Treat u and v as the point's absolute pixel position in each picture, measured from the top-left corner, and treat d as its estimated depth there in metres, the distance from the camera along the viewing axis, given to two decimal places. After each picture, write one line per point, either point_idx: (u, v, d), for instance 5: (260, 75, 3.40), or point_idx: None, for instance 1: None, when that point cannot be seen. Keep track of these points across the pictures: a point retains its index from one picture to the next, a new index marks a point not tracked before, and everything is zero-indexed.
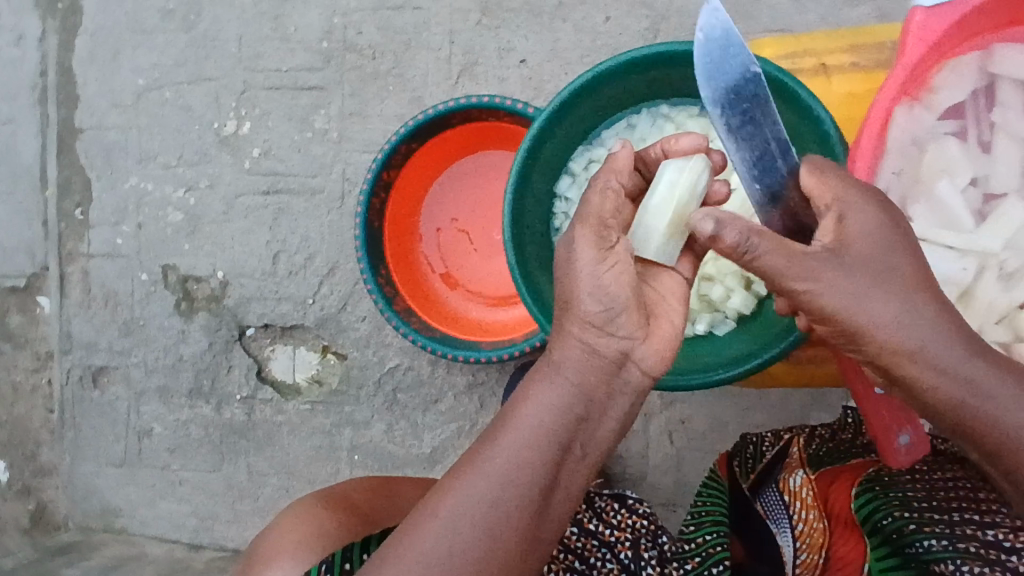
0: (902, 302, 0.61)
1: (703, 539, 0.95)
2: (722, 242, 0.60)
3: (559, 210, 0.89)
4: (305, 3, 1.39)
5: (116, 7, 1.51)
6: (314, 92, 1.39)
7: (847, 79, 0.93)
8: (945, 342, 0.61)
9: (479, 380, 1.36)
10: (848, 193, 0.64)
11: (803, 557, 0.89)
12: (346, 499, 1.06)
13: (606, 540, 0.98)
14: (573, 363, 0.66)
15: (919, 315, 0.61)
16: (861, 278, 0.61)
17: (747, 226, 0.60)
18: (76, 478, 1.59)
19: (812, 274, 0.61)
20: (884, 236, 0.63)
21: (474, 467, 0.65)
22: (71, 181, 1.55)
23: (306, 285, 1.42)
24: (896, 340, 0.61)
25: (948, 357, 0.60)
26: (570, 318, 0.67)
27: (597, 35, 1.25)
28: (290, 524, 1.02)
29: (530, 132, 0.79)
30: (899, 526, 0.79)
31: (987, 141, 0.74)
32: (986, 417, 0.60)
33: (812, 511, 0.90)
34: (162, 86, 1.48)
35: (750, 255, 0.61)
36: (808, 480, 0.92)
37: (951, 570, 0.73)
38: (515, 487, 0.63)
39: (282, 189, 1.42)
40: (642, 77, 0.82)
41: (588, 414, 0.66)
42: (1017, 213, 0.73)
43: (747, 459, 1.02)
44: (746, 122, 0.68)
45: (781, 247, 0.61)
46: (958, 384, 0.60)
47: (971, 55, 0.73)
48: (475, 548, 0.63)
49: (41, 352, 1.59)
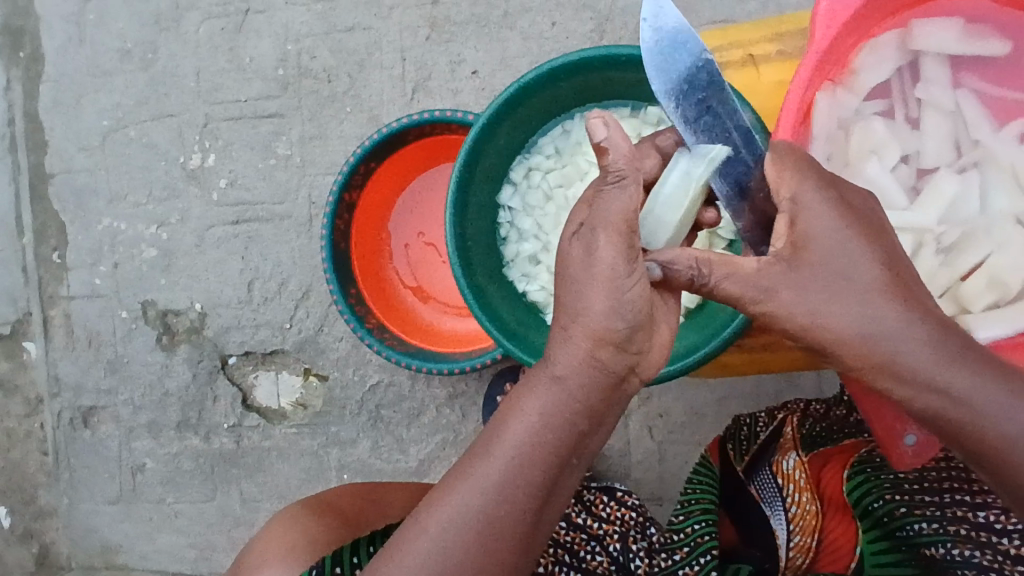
0: (865, 312, 0.61)
1: (692, 529, 0.97)
2: (676, 281, 0.65)
3: (504, 220, 0.93)
4: (258, 33, 1.41)
5: (75, 52, 1.53)
6: (274, 120, 1.41)
7: (775, 68, 0.95)
8: (919, 350, 0.60)
9: (458, 391, 1.37)
10: (804, 190, 0.63)
11: (796, 540, 0.94)
12: (331, 504, 1.09)
13: (594, 533, 1.01)
14: (581, 380, 0.66)
15: (885, 322, 0.61)
16: (816, 291, 0.62)
17: (694, 258, 0.63)
18: (75, 518, 1.60)
19: (772, 293, 0.62)
20: (842, 238, 0.62)
21: (474, 481, 0.67)
22: (47, 227, 1.57)
23: (282, 310, 1.43)
24: (864, 352, 0.62)
25: (926, 367, 0.60)
26: (581, 329, 0.66)
27: (544, 41, 1.26)
28: (274, 531, 1.05)
29: (465, 146, 0.80)
30: (891, 509, 0.84)
31: (915, 118, 0.75)
32: (972, 423, 0.60)
33: (805, 493, 0.93)
34: (127, 126, 1.50)
35: (705, 283, 0.63)
36: (801, 463, 0.94)
37: (941, 553, 0.79)
38: (514, 499, 0.66)
39: (251, 218, 1.43)
40: (569, 83, 0.83)
41: (587, 424, 0.68)
42: (949, 186, 0.73)
43: (741, 442, 1.01)
44: (704, 112, 0.70)
45: (734, 269, 0.63)
46: (935, 394, 0.61)
47: (892, 34, 0.74)
48: (472, 545, 0.66)
49: (31, 397, 1.60)
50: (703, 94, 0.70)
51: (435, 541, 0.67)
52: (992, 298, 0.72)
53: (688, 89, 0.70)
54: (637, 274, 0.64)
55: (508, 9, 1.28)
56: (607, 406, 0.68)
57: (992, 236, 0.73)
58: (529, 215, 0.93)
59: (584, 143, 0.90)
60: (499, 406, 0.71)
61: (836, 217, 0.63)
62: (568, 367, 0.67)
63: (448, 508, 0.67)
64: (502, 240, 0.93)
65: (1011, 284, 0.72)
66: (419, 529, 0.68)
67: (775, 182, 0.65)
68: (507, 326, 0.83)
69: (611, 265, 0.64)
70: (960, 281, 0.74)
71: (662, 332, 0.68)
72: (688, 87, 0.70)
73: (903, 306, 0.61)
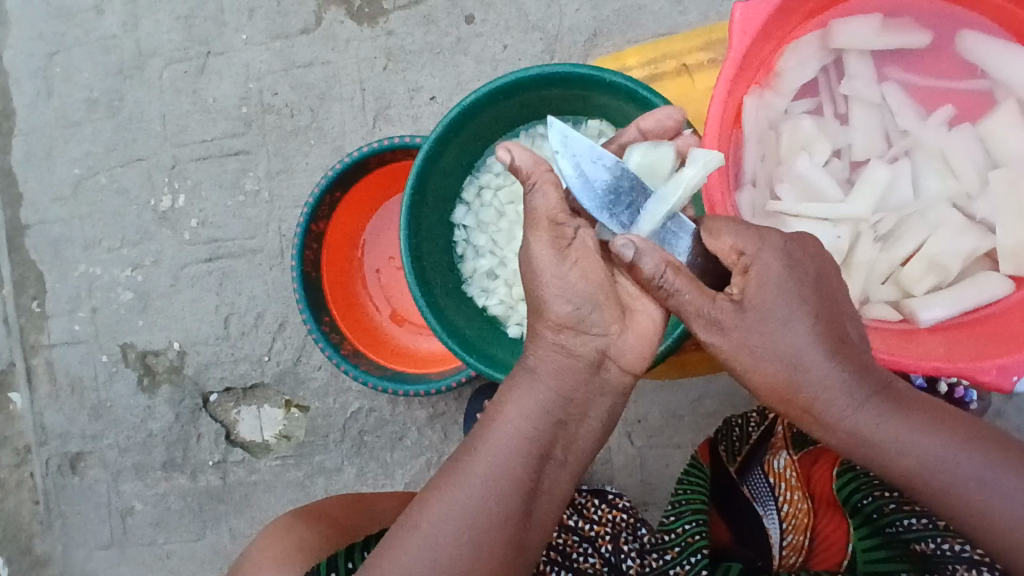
0: (795, 361, 0.67)
1: (682, 528, 0.98)
2: (639, 272, 0.67)
3: (459, 238, 0.95)
4: (219, 74, 1.44)
5: (44, 106, 1.56)
6: (240, 157, 1.43)
7: (707, 76, 1.03)
8: (838, 396, 0.67)
9: (439, 411, 1.38)
10: (756, 248, 0.67)
11: (790, 539, 0.96)
12: (321, 512, 1.09)
13: (586, 535, 1.02)
14: (551, 366, 0.70)
15: (814, 370, 0.66)
16: (757, 335, 0.67)
17: (663, 260, 0.67)
18: (69, 567, 1.58)
19: (719, 326, 0.68)
20: (781, 292, 0.66)
21: (456, 496, 0.69)
22: (25, 278, 1.58)
23: (260, 343, 1.44)
24: (793, 390, 0.68)
25: (838, 411, 0.67)
26: (543, 323, 0.71)
27: (497, 63, 1.30)
28: (268, 539, 1.04)
29: (412, 171, 0.83)
30: (880, 505, 0.85)
31: (843, 114, 0.79)
32: (884, 456, 0.67)
33: (796, 491, 0.98)
34: (97, 173, 1.53)
35: (665, 290, 0.67)
36: (791, 461, 1.00)
37: (931, 548, 0.78)
38: (497, 496, 0.68)
39: (224, 255, 1.45)
40: (508, 102, 0.86)
41: (567, 418, 0.70)
42: (881, 176, 0.76)
43: (733, 442, 1.07)
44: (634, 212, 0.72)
45: (694, 288, 0.67)
46: (843, 434, 0.68)
47: (811, 37, 0.78)
48: (461, 558, 0.67)
49: (18, 448, 1.60)
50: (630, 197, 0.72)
51: (425, 539, 0.68)
52: (932, 280, 0.75)
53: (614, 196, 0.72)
54: (573, 257, 0.70)
55: (460, 35, 1.31)
56: (586, 395, 0.71)
57: (927, 219, 0.76)
58: (483, 232, 0.95)
59: None
60: (481, 414, 0.73)
61: (782, 272, 0.67)
62: (546, 366, 0.70)
63: (435, 517, 0.68)
64: (459, 258, 0.96)
65: (951, 266, 0.75)
66: (409, 528, 0.70)
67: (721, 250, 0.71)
68: (466, 342, 0.85)
69: (543, 253, 0.70)
70: (901, 266, 0.77)
71: (639, 319, 0.73)
72: (615, 197, 0.72)
73: (831, 354, 0.66)
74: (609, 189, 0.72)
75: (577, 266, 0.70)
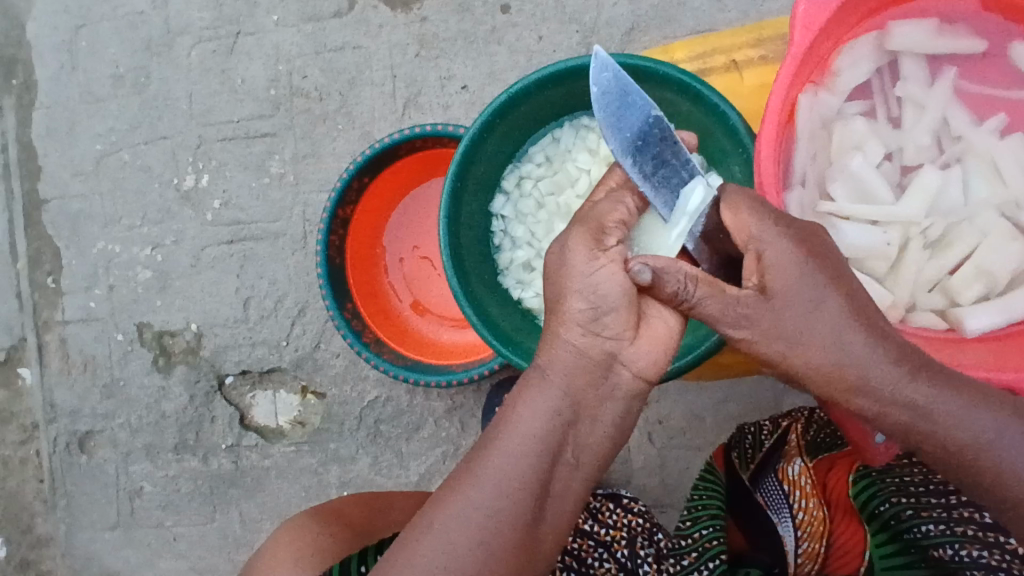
0: (834, 340, 0.64)
1: (699, 534, 0.98)
2: (662, 291, 0.66)
3: (497, 228, 0.95)
4: (249, 55, 1.43)
5: (68, 80, 1.55)
6: (266, 139, 1.42)
7: (757, 72, 1.03)
8: (885, 372, 0.64)
9: (458, 403, 1.37)
10: (764, 230, 0.66)
11: (806, 546, 0.92)
12: (338, 512, 1.07)
13: (602, 539, 0.99)
14: (563, 366, 0.70)
15: (851, 346, 0.64)
16: (792, 319, 0.65)
17: (683, 273, 0.65)
18: (74, 546, 1.57)
19: (747, 321, 0.66)
20: (806, 272, 0.64)
21: (467, 498, 0.69)
22: (41, 253, 1.57)
23: (279, 328, 1.43)
24: (839, 374, 0.65)
25: (892, 385, 0.65)
26: (559, 323, 0.70)
27: (531, 55, 1.29)
28: (281, 542, 1.02)
29: (456, 156, 0.83)
30: (897, 512, 0.82)
31: (896, 117, 0.78)
32: (931, 434, 0.65)
33: (812, 499, 0.93)
34: (120, 149, 1.51)
35: (689, 302, 0.66)
36: (806, 469, 0.95)
37: (949, 555, 0.77)
38: (508, 497, 0.68)
39: (246, 237, 1.44)
40: (555, 91, 0.86)
41: (577, 418, 0.70)
42: (932, 180, 0.75)
43: (746, 450, 1.05)
44: (658, 164, 0.73)
45: (716, 291, 0.66)
46: (904, 407, 0.65)
47: (868, 36, 0.77)
48: (471, 559, 0.67)
49: (27, 424, 1.59)
50: (657, 147, 0.73)
51: (437, 540, 0.68)
52: (979, 288, 0.74)
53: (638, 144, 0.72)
54: (605, 260, 0.68)
55: (495, 24, 1.30)
56: (595, 397, 0.70)
57: (975, 225, 0.75)
58: (521, 223, 0.96)
59: (573, 150, 0.94)
60: (494, 414, 0.73)
61: (799, 258, 0.65)
62: (560, 370, 0.70)
63: (446, 518, 0.69)
64: (496, 248, 0.96)
65: (999, 275, 0.74)
66: (422, 528, 0.69)
67: (734, 230, 0.69)
68: (502, 333, 0.86)
69: (579, 258, 0.69)
70: (948, 274, 0.76)
71: (656, 326, 0.70)
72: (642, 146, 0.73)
73: (868, 326, 0.64)
74: (639, 135, 0.73)
75: (609, 268, 0.68)
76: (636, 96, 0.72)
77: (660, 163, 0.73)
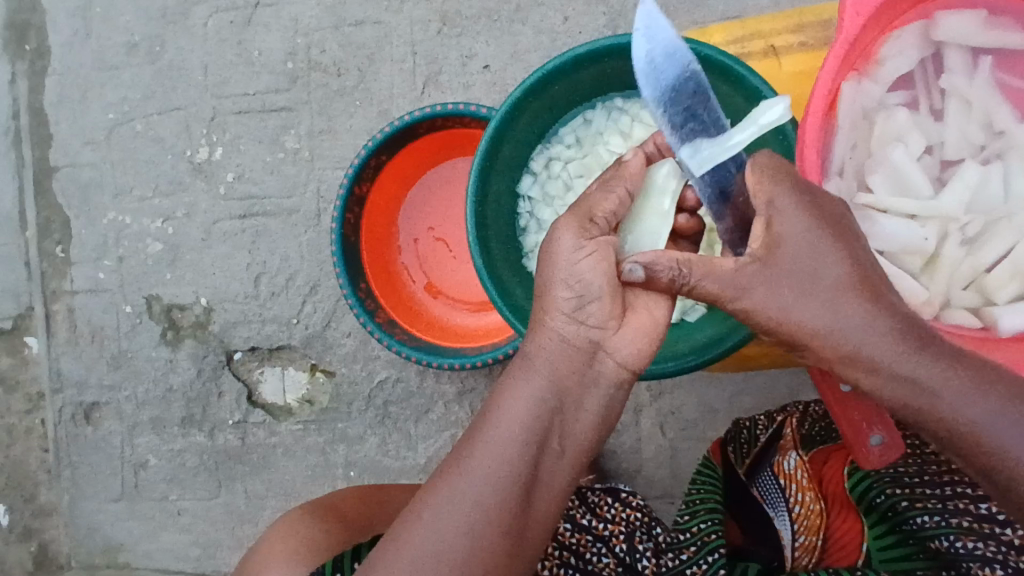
0: (831, 310, 0.63)
1: (698, 528, 0.90)
2: (657, 282, 0.65)
3: (524, 210, 0.96)
4: (266, 27, 1.41)
5: (82, 47, 1.52)
6: (282, 113, 1.40)
7: (795, 58, 1.01)
8: (886, 345, 0.62)
9: (468, 387, 1.36)
10: (779, 194, 0.64)
11: (801, 540, 0.88)
12: (334, 506, 1.04)
13: (599, 534, 0.93)
14: (548, 355, 0.68)
15: (849, 316, 0.62)
16: (788, 289, 0.63)
17: (676, 259, 0.64)
18: (77, 517, 1.57)
19: (746, 293, 0.64)
20: (809, 240, 0.63)
21: (453, 488, 0.67)
22: (50, 222, 1.55)
23: (290, 305, 1.42)
24: (835, 345, 0.63)
25: (890, 359, 0.62)
26: (544, 311, 0.69)
27: (556, 35, 1.26)
28: (277, 536, 1.00)
29: (486, 134, 0.84)
30: (892, 503, 0.79)
31: (938, 110, 0.76)
32: (930, 415, 0.62)
33: (808, 493, 0.88)
34: (133, 119, 1.49)
35: (686, 284, 0.64)
36: (802, 462, 0.90)
37: (945, 546, 0.74)
38: (495, 487, 0.66)
39: (259, 212, 1.42)
40: (590, 72, 0.87)
41: (563, 407, 0.68)
42: (973, 176, 0.74)
43: (741, 444, 0.99)
44: (688, 117, 0.70)
45: (712, 271, 0.64)
46: (902, 383, 0.62)
47: (915, 25, 0.75)
48: (459, 550, 0.65)
49: (32, 393, 1.58)
50: (690, 100, 0.70)
51: (425, 530, 0.66)
52: (1016, 288, 0.73)
53: (673, 91, 0.70)
54: (590, 248, 0.67)
55: (520, 3, 1.28)
56: (580, 384, 0.69)
57: (1016, 223, 0.73)
58: (548, 205, 0.96)
59: (604, 132, 0.94)
60: (483, 403, 0.72)
61: (808, 226, 0.63)
62: (546, 359, 0.69)
63: (434, 506, 0.67)
64: (521, 230, 0.97)
65: None
66: (411, 519, 0.68)
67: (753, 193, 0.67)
68: (523, 313, 0.86)
69: (563, 247, 0.68)
70: (985, 271, 0.74)
71: (642, 316, 0.69)
72: (676, 95, 0.70)
73: (870, 298, 0.62)
74: (675, 84, 0.70)
75: (593, 257, 0.67)
76: (681, 47, 0.70)
77: (690, 117, 0.70)
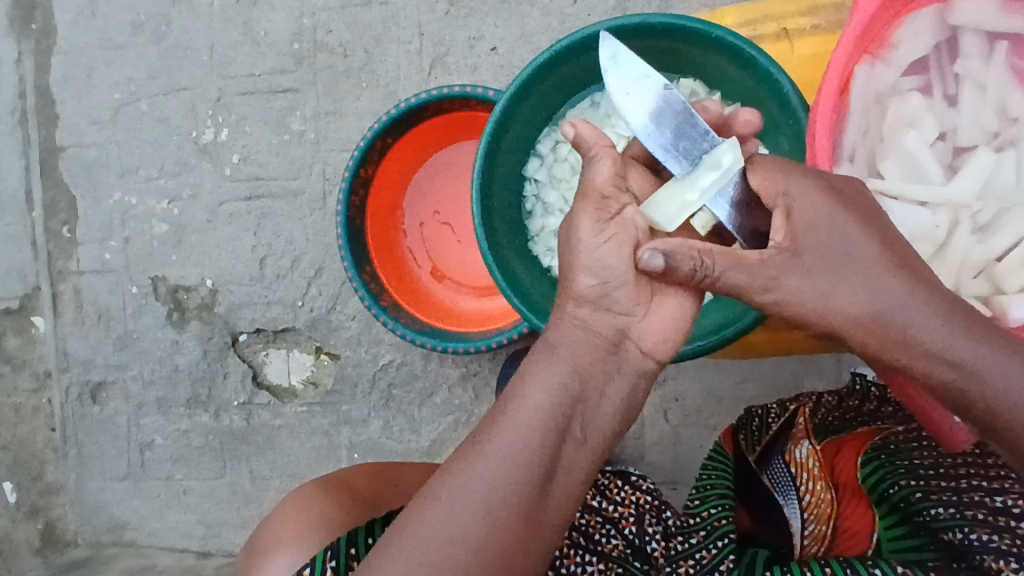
0: (867, 291, 0.61)
1: (708, 512, 0.88)
2: (676, 273, 0.62)
3: (529, 192, 0.96)
4: (272, 7, 1.40)
5: (87, 25, 1.51)
6: (289, 95, 1.39)
7: (809, 42, 1.00)
8: (927, 323, 0.60)
9: (472, 371, 1.36)
10: (792, 182, 0.64)
11: (811, 527, 0.87)
12: (344, 483, 1.04)
13: (610, 516, 0.92)
14: (571, 340, 0.65)
15: (888, 298, 0.61)
16: (818, 276, 0.62)
17: (697, 252, 0.61)
18: (85, 495, 1.59)
19: (776, 284, 0.62)
20: (834, 222, 0.62)
21: (472, 471, 0.63)
22: (57, 201, 1.55)
23: (295, 288, 1.42)
24: (876, 330, 0.61)
25: (936, 338, 0.60)
26: (566, 295, 0.67)
27: (564, 17, 1.25)
28: (289, 510, 1.00)
29: (493, 116, 0.84)
30: (906, 494, 0.78)
31: (953, 95, 0.75)
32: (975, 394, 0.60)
33: (819, 481, 0.87)
34: (139, 99, 1.49)
35: (710, 278, 0.61)
36: (814, 451, 0.88)
37: (959, 538, 0.73)
38: (516, 471, 0.63)
39: (265, 194, 1.42)
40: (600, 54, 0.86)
41: (586, 395, 0.65)
42: (987, 163, 0.73)
43: (753, 431, 0.96)
44: (679, 136, 0.70)
45: (735, 260, 0.61)
46: (946, 365, 0.60)
47: (931, 8, 0.73)
48: (475, 532, 0.62)
49: (39, 372, 1.59)
50: (676, 119, 0.70)
51: (442, 511, 0.63)
52: None
53: (657, 116, 0.70)
54: (610, 231, 0.65)
55: None
56: (600, 372, 0.65)
57: None
58: (554, 188, 0.96)
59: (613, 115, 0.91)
60: (504, 390, 0.68)
61: (829, 206, 0.63)
62: (570, 348, 0.65)
63: (452, 487, 0.64)
64: (528, 214, 0.97)
65: None
66: (428, 501, 0.64)
67: (762, 190, 0.66)
68: (527, 296, 0.86)
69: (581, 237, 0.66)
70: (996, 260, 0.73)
71: (668, 303, 0.66)
72: (660, 118, 0.71)
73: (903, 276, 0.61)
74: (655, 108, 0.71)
75: (613, 241, 0.65)
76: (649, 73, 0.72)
77: (682, 134, 0.70)
